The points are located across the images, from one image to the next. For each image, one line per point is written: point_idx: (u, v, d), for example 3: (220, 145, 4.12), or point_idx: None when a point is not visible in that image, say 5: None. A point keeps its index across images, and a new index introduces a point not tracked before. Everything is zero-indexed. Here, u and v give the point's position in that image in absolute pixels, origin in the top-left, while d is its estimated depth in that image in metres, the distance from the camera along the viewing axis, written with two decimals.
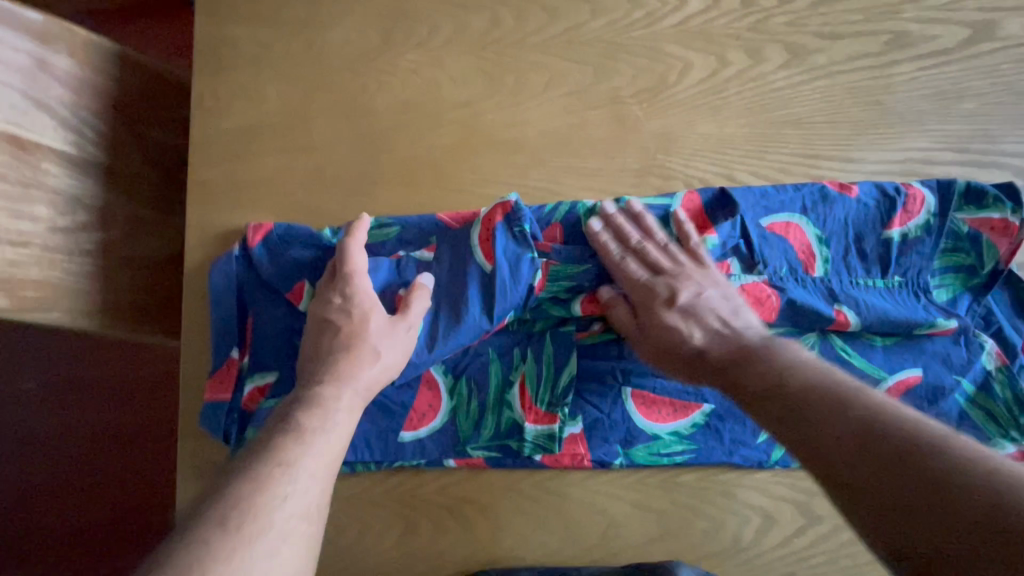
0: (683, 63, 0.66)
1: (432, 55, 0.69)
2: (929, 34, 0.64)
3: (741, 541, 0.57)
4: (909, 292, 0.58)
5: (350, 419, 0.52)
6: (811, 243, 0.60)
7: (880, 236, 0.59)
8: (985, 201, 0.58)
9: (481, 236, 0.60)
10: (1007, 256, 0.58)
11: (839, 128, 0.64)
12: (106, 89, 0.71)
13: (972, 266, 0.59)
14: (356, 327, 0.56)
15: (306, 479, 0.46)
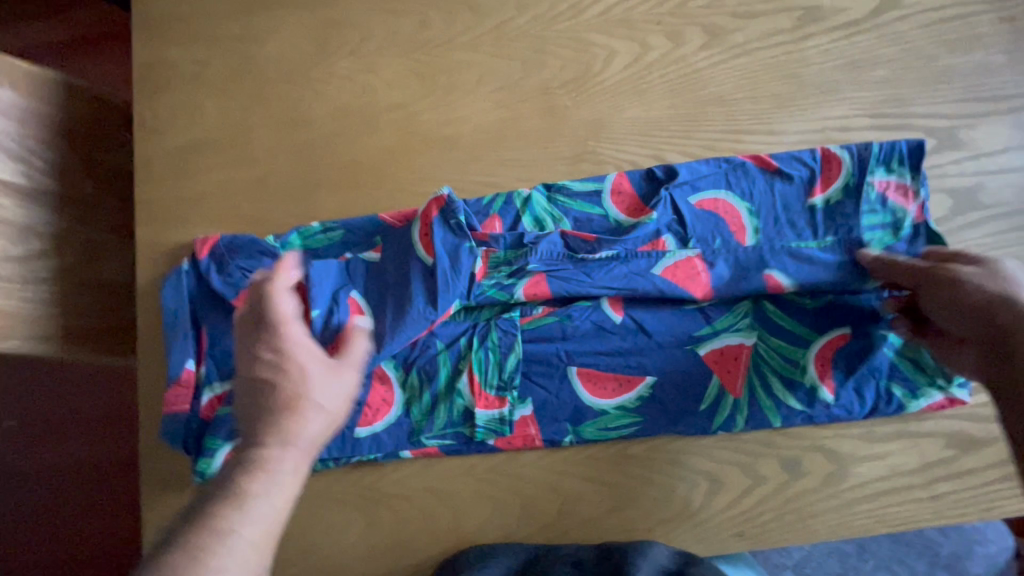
0: (607, 51, 0.69)
1: (365, 60, 0.70)
2: (840, 6, 0.67)
3: (691, 506, 0.59)
4: (842, 251, 0.59)
5: (291, 489, 0.42)
6: (741, 215, 0.62)
7: (805, 206, 0.61)
8: (894, 163, 0.60)
9: (419, 233, 0.61)
10: (917, 213, 0.59)
11: (760, 104, 0.67)
12: (51, 117, 0.73)
13: (895, 221, 0.60)
14: (291, 388, 0.45)
15: (248, 545, 0.38)
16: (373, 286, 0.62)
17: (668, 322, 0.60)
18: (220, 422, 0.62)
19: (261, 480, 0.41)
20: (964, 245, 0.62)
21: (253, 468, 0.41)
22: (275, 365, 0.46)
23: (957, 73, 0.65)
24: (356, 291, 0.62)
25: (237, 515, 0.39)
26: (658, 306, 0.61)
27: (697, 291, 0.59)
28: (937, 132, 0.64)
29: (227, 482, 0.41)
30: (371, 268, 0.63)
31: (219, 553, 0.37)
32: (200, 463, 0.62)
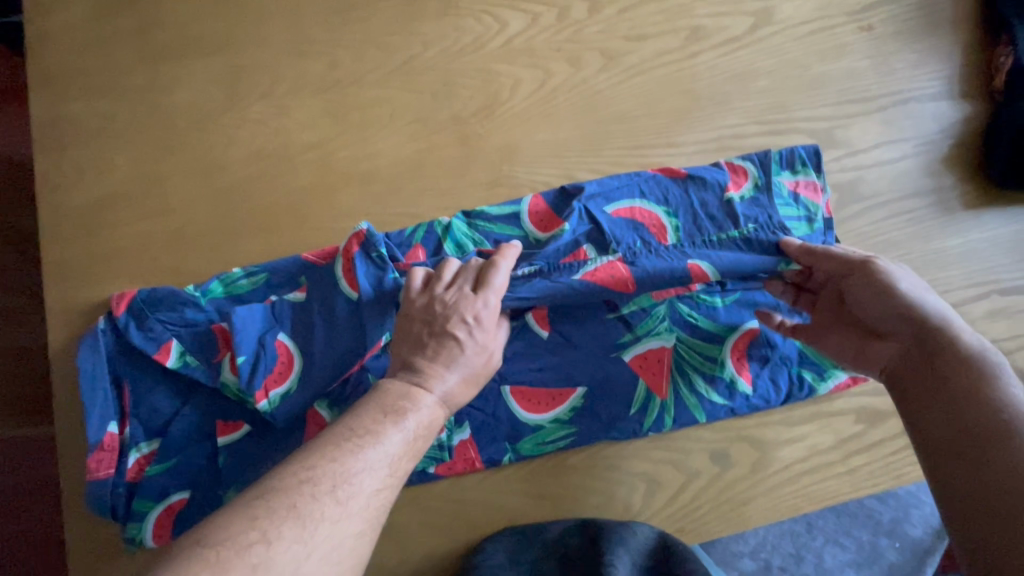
0: (513, 79, 0.72)
1: (276, 104, 0.71)
2: (721, 25, 0.72)
3: (631, 508, 0.61)
4: (766, 233, 0.61)
5: (410, 448, 0.47)
6: (659, 216, 0.66)
7: (720, 203, 0.67)
8: (799, 166, 0.68)
9: (344, 270, 0.62)
10: (826, 208, 0.67)
11: (659, 118, 0.71)
12: None
13: (807, 215, 0.66)
14: (476, 353, 0.54)
15: (334, 519, 0.41)
16: (301, 328, 0.62)
17: (589, 334, 0.63)
18: (149, 483, 0.60)
19: (393, 429, 0.47)
20: (849, 235, 0.68)
21: (358, 432, 0.46)
22: (469, 326, 0.54)
23: (829, 79, 0.71)
24: (284, 332, 0.62)
25: (327, 487, 0.42)
26: (585, 317, 0.63)
27: (624, 288, 0.59)
28: (818, 133, 0.70)
29: (335, 428, 0.46)
30: (296, 309, 0.63)
31: (301, 524, 0.40)
32: (129, 529, 0.60)
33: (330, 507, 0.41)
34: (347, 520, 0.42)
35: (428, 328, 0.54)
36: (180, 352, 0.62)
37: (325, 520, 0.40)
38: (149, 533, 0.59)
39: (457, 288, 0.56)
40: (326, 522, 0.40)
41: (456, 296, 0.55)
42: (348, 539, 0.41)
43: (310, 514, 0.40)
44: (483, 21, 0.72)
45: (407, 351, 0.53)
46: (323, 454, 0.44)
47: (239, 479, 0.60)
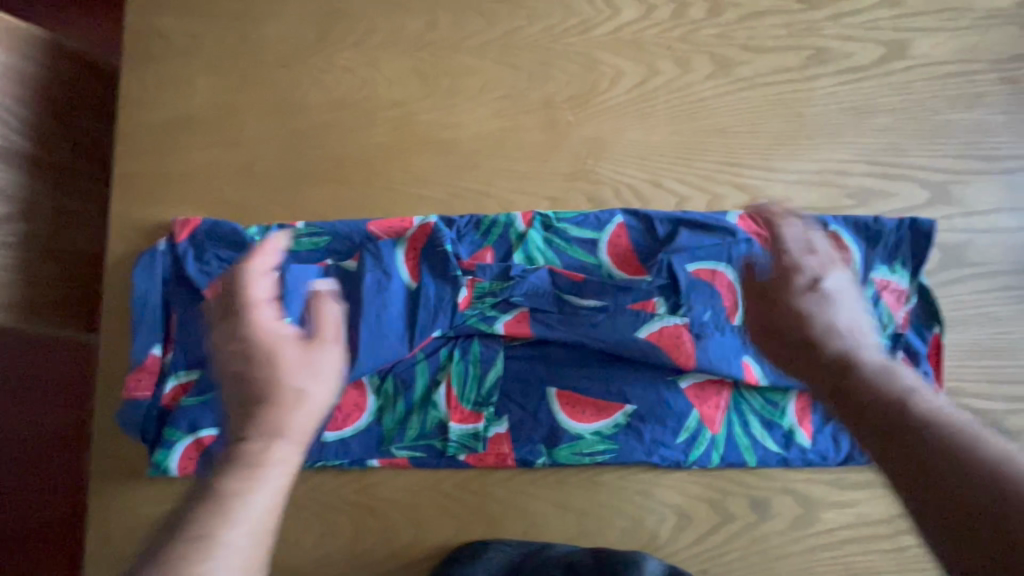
0: (614, 70, 0.68)
1: (367, 54, 0.69)
2: (847, 51, 0.68)
3: (658, 538, 0.58)
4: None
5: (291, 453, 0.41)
6: (738, 291, 0.62)
7: None
8: (895, 263, 0.62)
9: (407, 257, 0.61)
10: (903, 322, 0.61)
11: (761, 139, 0.66)
12: (38, 78, 0.75)
13: (881, 323, 0.61)
14: None
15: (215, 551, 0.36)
16: (349, 301, 0.60)
17: (642, 371, 0.60)
18: (183, 412, 0.59)
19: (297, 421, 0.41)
20: (949, 301, 0.62)
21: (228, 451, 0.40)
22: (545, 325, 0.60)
23: (954, 129, 0.66)
24: (330, 302, 0.60)
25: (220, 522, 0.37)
26: (641, 370, 0.60)
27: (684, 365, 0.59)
28: (932, 185, 0.65)
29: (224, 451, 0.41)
30: (347, 278, 0.61)
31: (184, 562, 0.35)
32: (155, 454, 0.59)
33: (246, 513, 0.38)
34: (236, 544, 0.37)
35: None
36: None
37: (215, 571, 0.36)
38: (173, 463, 0.58)
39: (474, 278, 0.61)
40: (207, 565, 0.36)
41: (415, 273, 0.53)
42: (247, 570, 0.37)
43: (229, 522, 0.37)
44: (594, 5, 0.70)
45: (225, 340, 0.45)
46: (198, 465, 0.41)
47: None
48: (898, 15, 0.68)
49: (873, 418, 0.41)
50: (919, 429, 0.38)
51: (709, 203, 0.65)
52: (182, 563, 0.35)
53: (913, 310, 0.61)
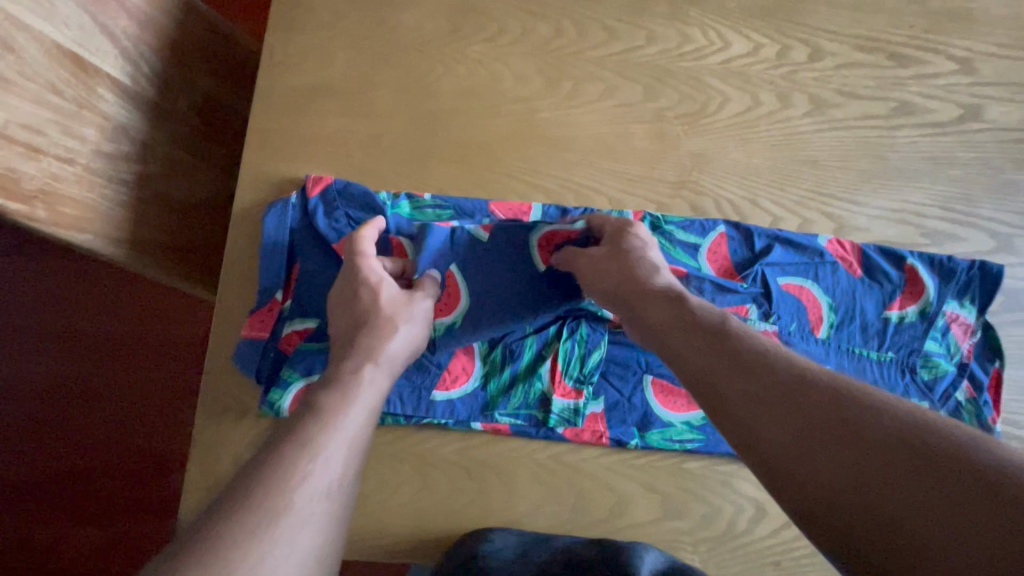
0: (722, 96, 0.74)
1: (497, 50, 0.74)
2: (929, 107, 0.75)
3: (735, 528, 0.62)
4: (897, 367, 0.66)
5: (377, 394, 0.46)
6: (822, 307, 0.67)
7: (882, 314, 0.67)
8: (964, 299, 0.68)
9: (540, 241, 0.62)
10: (969, 352, 0.67)
11: (849, 174, 0.73)
12: (167, 29, 0.78)
13: (949, 352, 0.67)
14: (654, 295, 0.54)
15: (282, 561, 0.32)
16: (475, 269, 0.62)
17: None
18: (301, 356, 0.62)
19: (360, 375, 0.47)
20: (1008, 340, 0.69)
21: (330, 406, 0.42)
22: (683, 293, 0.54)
23: (1019, 188, 0.73)
24: (457, 266, 0.62)
25: (273, 524, 0.33)
26: None
27: None
28: (997, 235, 0.72)
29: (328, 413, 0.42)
30: (478, 246, 0.63)
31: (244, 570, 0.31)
32: (269, 394, 0.61)
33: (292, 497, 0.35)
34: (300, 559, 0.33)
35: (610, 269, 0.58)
36: None
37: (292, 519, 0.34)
38: (286, 404, 0.61)
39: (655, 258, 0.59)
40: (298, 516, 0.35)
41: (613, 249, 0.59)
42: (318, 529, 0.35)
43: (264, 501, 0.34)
44: (708, 35, 0.76)
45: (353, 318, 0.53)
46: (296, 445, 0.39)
47: None
48: (975, 83, 0.75)
49: (894, 460, 0.34)
50: (969, 488, 0.31)
51: (799, 226, 0.71)
52: (243, 529, 0.33)
53: (976, 342, 0.67)
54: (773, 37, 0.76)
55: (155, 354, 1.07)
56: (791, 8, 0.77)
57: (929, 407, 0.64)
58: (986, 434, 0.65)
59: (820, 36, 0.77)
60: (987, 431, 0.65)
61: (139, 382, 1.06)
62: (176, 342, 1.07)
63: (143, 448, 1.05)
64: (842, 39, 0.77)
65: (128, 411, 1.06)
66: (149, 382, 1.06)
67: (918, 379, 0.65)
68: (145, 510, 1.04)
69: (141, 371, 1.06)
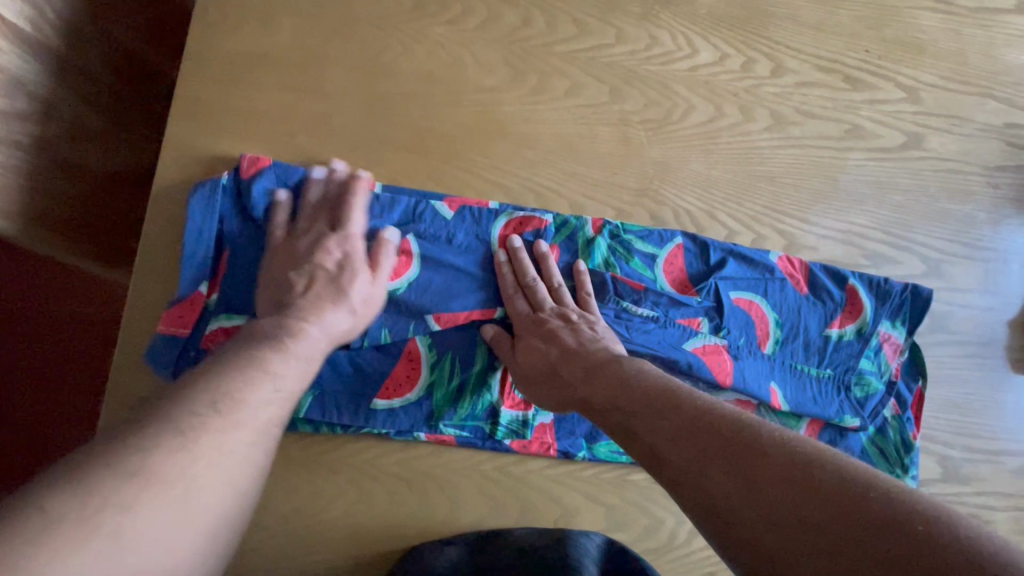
0: (687, 104, 0.73)
1: (461, 34, 0.69)
2: (877, 133, 0.78)
3: (675, 540, 0.62)
4: (834, 385, 0.68)
5: (298, 371, 0.49)
6: (769, 322, 0.68)
7: (823, 332, 0.69)
8: (897, 320, 0.71)
9: (500, 233, 0.64)
10: (896, 372, 0.70)
11: (802, 193, 0.74)
12: None
13: (881, 371, 0.70)
14: (557, 343, 0.59)
15: (201, 498, 0.38)
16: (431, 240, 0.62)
17: (685, 383, 0.64)
18: None
19: (277, 355, 0.48)
20: (932, 361, 0.73)
21: (249, 363, 0.46)
22: (576, 347, 0.58)
23: (949, 216, 0.77)
24: (412, 235, 0.61)
25: (101, 506, 0.33)
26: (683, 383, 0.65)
27: (721, 380, 0.64)
28: (928, 260, 0.75)
29: (230, 362, 0.46)
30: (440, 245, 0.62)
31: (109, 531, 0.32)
32: None
33: (212, 435, 0.40)
34: (205, 479, 0.38)
35: (534, 326, 0.61)
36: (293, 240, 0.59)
37: (175, 467, 0.37)
38: None
39: (543, 297, 0.63)
40: (169, 486, 0.36)
41: (545, 300, 0.62)
42: (181, 515, 0.36)
43: (190, 442, 0.39)
44: (676, 40, 0.74)
45: (278, 291, 0.55)
46: (199, 395, 0.42)
47: (319, 385, 0.57)
48: (918, 112, 0.79)
49: (760, 464, 0.42)
50: (807, 484, 0.39)
51: (753, 242, 0.72)
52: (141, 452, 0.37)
53: (904, 362, 0.71)
54: (739, 49, 0.76)
55: (58, 337, 0.92)
56: (758, 22, 0.77)
57: (860, 423, 0.68)
58: (909, 449, 0.68)
59: (783, 53, 0.77)
60: (909, 447, 0.68)
61: (41, 361, 0.91)
62: (91, 322, 0.93)
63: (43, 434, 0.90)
64: (803, 57, 0.78)
65: (22, 398, 0.90)
66: (54, 363, 0.92)
67: (851, 396, 0.68)
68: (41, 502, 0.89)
69: (38, 356, 0.91)
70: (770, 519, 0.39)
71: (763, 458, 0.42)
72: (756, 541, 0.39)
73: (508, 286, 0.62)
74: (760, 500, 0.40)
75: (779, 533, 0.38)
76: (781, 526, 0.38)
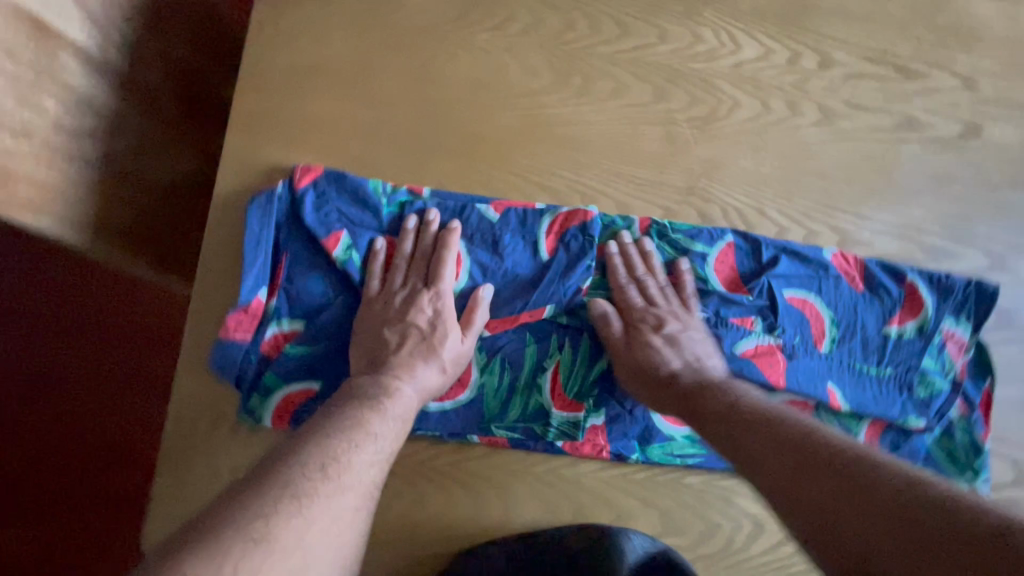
0: (732, 101, 0.72)
1: (505, 39, 0.70)
2: (932, 123, 0.75)
3: (733, 544, 0.61)
4: (896, 385, 0.66)
5: (402, 421, 0.54)
6: (824, 322, 0.67)
7: (882, 330, 0.67)
8: (960, 316, 0.68)
9: (546, 233, 0.63)
10: (963, 370, 0.67)
11: (855, 188, 0.72)
12: None
13: (946, 370, 0.67)
14: (665, 350, 0.63)
15: (317, 553, 0.42)
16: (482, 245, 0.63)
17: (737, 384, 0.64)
18: (283, 361, 0.58)
19: (377, 418, 0.52)
20: (1000, 358, 0.70)
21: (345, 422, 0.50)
22: (695, 361, 0.63)
23: (1014, 208, 0.74)
24: (464, 243, 0.63)
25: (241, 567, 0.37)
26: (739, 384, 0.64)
27: (775, 381, 0.63)
28: (992, 254, 0.72)
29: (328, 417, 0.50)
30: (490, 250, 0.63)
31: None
32: (251, 401, 0.57)
33: (326, 491, 0.45)
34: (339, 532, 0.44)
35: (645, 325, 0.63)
36: (347, 245, 0.60)
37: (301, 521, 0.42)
38: (269, 413, 0.57)
39: (654, 295, 0.65)
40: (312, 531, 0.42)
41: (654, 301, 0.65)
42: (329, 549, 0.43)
43: (305, 498, 0.43)
44: (720, 37, 0.74)
45: (373, 348, 0.58)
46: (311, 457, 0.46)
47: None
48: (977, 101, 0.76)
49: (848, 481, 0.46)
50: (895, 499, 0.43)
51: (805, 238, 0.70)
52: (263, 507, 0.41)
53: (970, 360, 0.68)
54: (785, 43, 0.75)
55: (114, 344, 0.95)
56: (804, 15, 0.76)
57: (926, 424, 0.65)
58: (978, 452, 0.66)
59: (830, 45, 0.75)
60: (978, 449, 0.66)
61: (97, 369, 0.95)
62: (146, 329, 0.96)
63: (105, 440, 0.94)
64: (851, 49, 0.76)
65: (84, 402, 0.94)
66: (111, 369, 0.95)
67: (915, 397, 0.66)
68: (115, 504, 0.93)
69: (96, 363, 0.95)
70: (860, 527, 0.43)
71: (847, 474, 0.46)
72: (846, 548, 0.43)
73: (635, 289, 0.65)
74: (853, 511, 0.44)
75: (871, 542, 0.42)
76: (872, 535, 0.42)
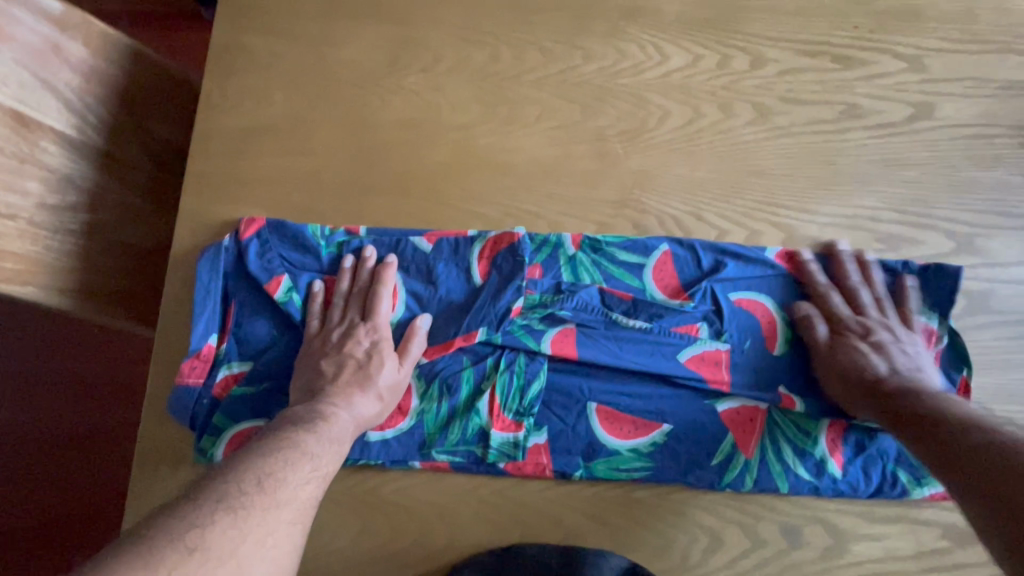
0: (662, 110, 0.73)
1: (433, 79, 0.74)
2: (877, 109, 0.73)
3: (690, 559, 0.59)
4: None
5: (341, 444, 0.55)
6: (771, 322, 0.65)
7: None
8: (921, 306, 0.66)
9: (478, 259, 0.66)
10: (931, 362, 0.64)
11: (798, 182, 0.71)
12: (116, 78, 0.80)
13: None
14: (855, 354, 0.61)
15: (255, 559, 0.42)
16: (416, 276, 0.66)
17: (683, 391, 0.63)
18: (231, 401, 0.62)
19: (313, 438, 0.53)
20: (975, 345, 0.65)
21: (284, 442, 0.52)
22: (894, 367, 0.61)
23: (978, 186, 0.70)
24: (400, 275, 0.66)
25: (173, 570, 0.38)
26: (684, 393, 0.63)
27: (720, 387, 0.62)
28: (957, 236, 0.69)
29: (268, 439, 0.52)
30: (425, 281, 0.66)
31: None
32: (203, 441, 0.61)
33: (263, 505, 0.46)
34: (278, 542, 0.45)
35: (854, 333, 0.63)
36: (288, 288, 0.64)
37: (237, 530, 0.42)
38: (219, 451, 0.60)
39: (864, 305, 0.65)
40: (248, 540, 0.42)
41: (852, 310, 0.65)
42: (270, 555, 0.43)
43: (242, 511, 0.44)
44: (645, 50, 0.75)
45: (312, 380, 0.60)
46: (246, 474, 0.48)
47: None
48: (925, 80, 0.73)
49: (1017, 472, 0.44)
50: None
51: (748, 238, 0.69)
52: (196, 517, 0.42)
53: (941, 351, 0.65)
54: (712, 48, 0.75)
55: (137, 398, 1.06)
56: (730, 18, 0.76)
57: None
58: None
59: (761, 44, 0.75)
60: None
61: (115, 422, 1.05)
62: None
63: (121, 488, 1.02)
64: (783, 45, 0.75)
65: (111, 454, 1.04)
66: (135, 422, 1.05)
67: None
68: None
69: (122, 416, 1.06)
70: None
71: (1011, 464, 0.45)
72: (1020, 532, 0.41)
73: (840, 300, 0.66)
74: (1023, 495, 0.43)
75: None
76: None
